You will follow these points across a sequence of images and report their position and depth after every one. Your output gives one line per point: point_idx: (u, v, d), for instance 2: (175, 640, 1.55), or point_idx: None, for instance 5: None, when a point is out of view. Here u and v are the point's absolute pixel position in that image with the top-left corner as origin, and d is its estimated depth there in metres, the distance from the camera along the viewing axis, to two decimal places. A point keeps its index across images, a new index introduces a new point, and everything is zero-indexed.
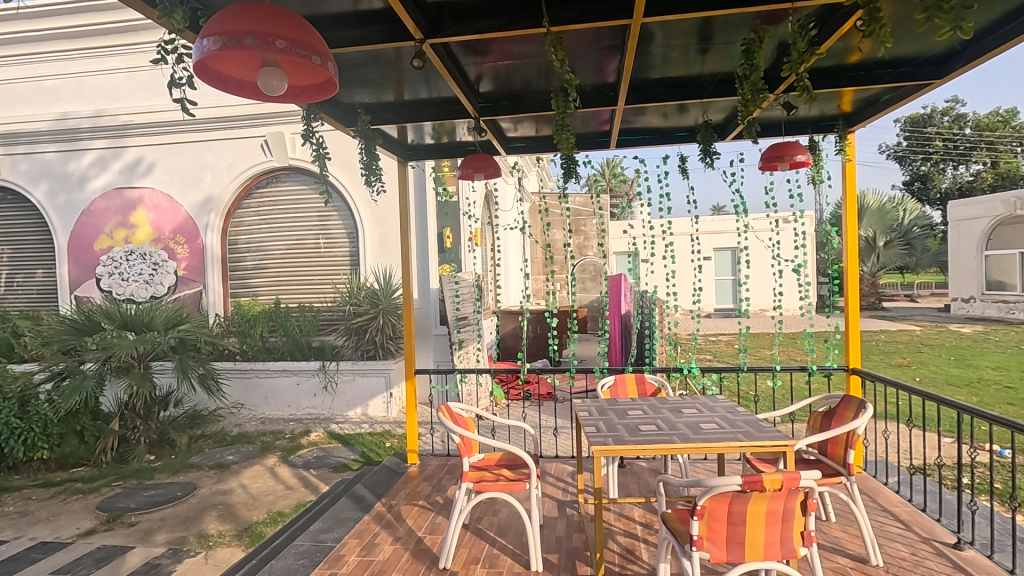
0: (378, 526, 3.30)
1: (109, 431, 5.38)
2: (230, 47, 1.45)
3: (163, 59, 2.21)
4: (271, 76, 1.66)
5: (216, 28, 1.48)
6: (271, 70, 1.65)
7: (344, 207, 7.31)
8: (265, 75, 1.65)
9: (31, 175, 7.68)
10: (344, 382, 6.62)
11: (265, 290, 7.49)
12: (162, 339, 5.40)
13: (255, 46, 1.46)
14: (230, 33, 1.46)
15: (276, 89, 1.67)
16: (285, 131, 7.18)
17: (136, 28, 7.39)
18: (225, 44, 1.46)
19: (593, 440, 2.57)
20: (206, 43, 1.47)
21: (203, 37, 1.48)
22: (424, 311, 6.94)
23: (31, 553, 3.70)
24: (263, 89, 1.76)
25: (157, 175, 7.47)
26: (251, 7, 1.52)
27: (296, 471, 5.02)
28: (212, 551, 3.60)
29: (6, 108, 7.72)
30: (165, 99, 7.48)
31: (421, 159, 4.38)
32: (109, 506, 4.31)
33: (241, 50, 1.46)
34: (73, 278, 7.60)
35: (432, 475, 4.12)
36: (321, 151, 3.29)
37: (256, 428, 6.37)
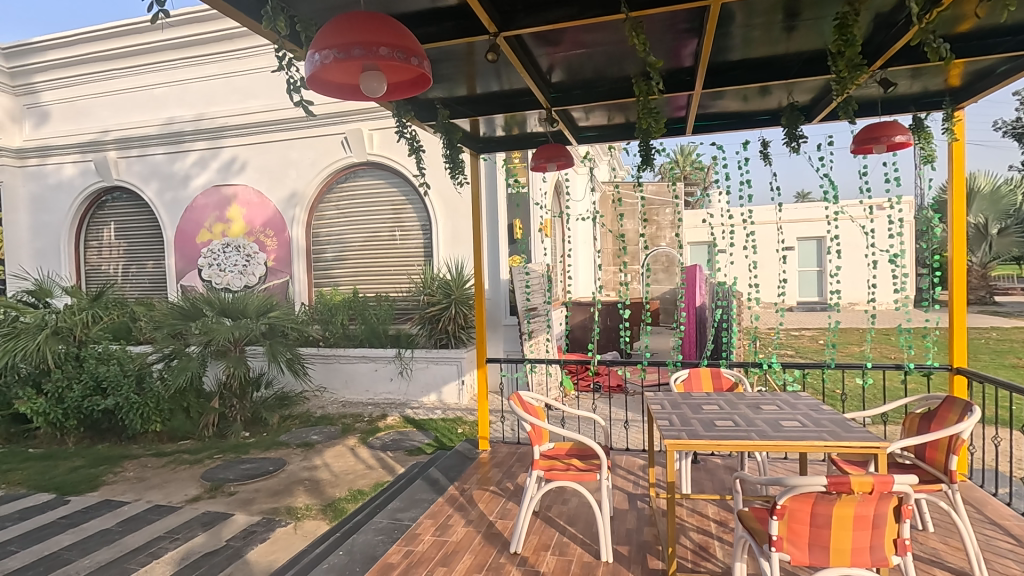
0: (452, 508, 3.42)
1: (210, 408, 5.92)
2: (340, 60, 1.62)
3: (280, 69, 2.35)
4: (372, 80, 1.80)
5: (325, 42, 1.64)
6: (371, 74, 1.79)
7: (418, 200, 7.55)
8: (366, 79, 1.79)
9: (143, 175, 8.48)
10: (418, 369, 6.86)
11: (345, 281, 7.91)
12: (255, 325, 5.85)
13: (361, 56, 1.61)
14: (338, 47, 1.62)
15: (378, 91, 1.82)
16: (363, 127, 7.46)
17: (231, 36, 7.92)
18: (335, 58, 1.63)
19: (666, 433, 2.53)
20: (318, 57, 1.64)
21: (314, 52, 1.65)
22: (495, 301, 7.06)
23: (147, 514, 4.14)
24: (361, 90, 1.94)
25: (249, 173, 8.03)
26: (351, 20, 1.67)
27: (374, 453, 5.28)
28: (301, 522, 3.88)
29: (123, 115, 8.56)
30: (256, 101, 7.99)
31: (492, 151, 4.43)
32: (211, 476, 4.74)
33: (350, 60, 1.62)
34: (179, 268, 8.34)
35: (502, 462, 4.20)
36: (414, 145, 3.40)
37: (337, 410, 6.76)
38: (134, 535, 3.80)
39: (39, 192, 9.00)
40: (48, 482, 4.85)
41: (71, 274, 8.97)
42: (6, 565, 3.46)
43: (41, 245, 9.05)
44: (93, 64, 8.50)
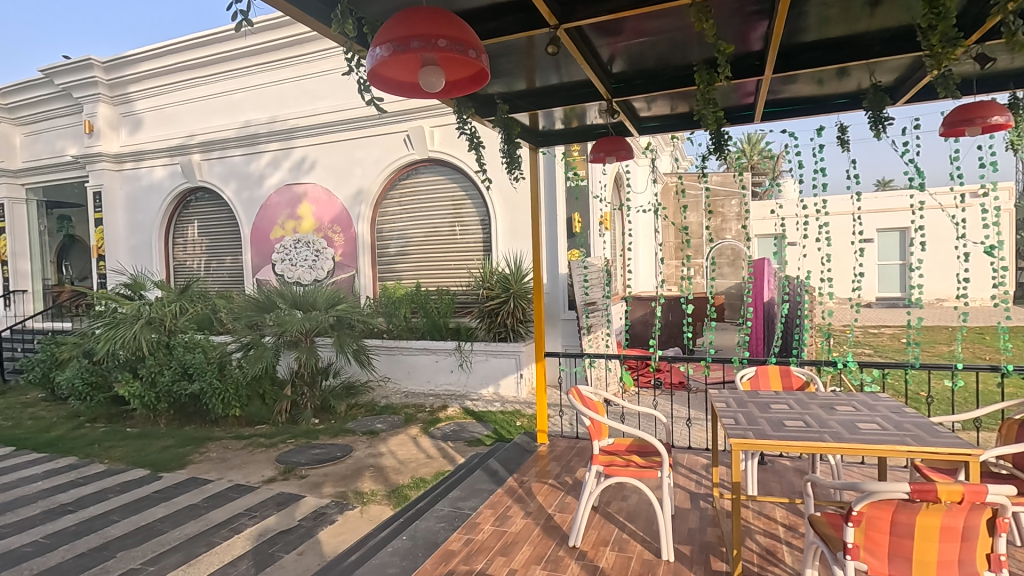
0: (511, 499, 3.46)
1: (284, 396, 6.27)
2: (398, 52, 1.66)
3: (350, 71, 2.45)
4: (430, 74, 1.83)
5: (384, 36, 1.69)
6: (430, 68, 1.83)
7: (477, 195, 7.64)
8: (425, 73, 1.83)
9: (223, 175, 9.05)
10: (477, 362, 6.97)
11: (408, 275, 8.13)
12: (324, 317, 6.14)
13: (420, 48, 1.65)
14: (397, 39, 1.66)
15: (435, 86, 1.84)
16: (425, 124, 7.63)
17: (301, 41, 8.23)
18: (394, 50, 1.67)
19: (731, 432, 2.45)
20: (378, 51, 1.69)
21: (374, 46, 1.70)
22: (554, 295, 7.05)
23: (229, 492, 4.45)
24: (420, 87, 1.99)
25: (318, 171, 8.40)
26: (412, 14, 1.72)
27: (436, 442, 5.42)
28: (367, 506, 4.05)
29: (205, 120, 9.16)
30: (324, 102, 8.32)
31: (551, 144, 4.41)
32: (285, 459, 5.03)
33: (409, 53, 1.66)
34: (255, 263, 8.86)
35: (561, 456, 4.21)
36: (475, 140, 3.45)
37: (400, 401, 6.99)
38: (218, 511, 4.09)
39: (134, 193, 9.81)
40: (143, 459, 5.30)
41: (160, 270, 9.70)
42: (109, 533, 3.82)
43: (135, 242, 9.86)
44: (179, 73, 9.13)
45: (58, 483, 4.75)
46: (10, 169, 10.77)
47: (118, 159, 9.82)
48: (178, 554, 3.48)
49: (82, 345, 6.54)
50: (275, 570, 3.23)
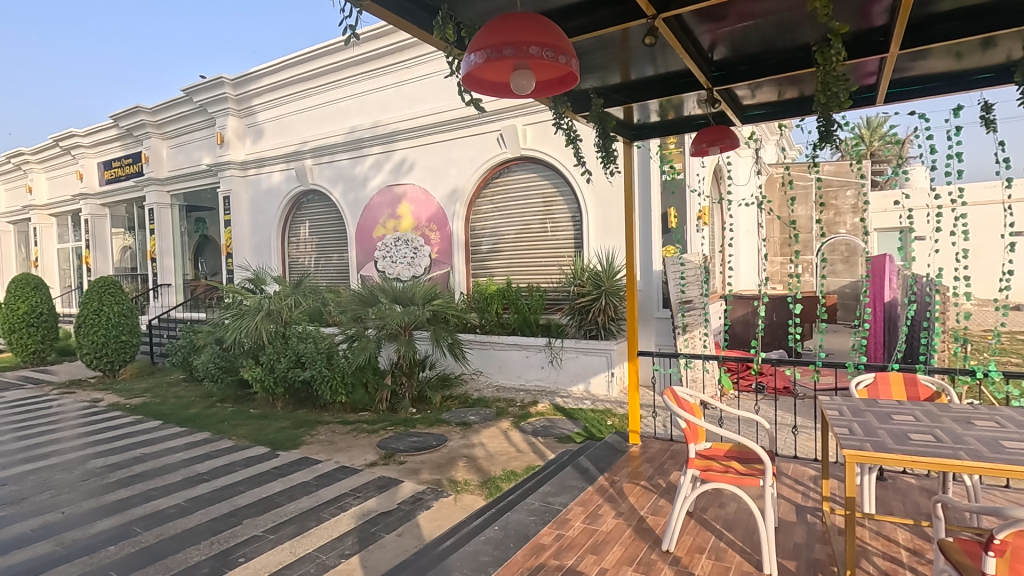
0: (602, 498, 3.43)
1: (385, 385, 6.66)
2: (491, 59, 1.72)
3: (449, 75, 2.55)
4: (521, 78, 1.87)
5: (479, 43, 1.75)
6: (521, 71, 1.87)
7: (569, 192, 7.63)
8: (516, 77, 1.86)
9: (332, 179, 9.74)
10: (568, 358, 6.97)
11: (500, 271, 8.29)
12: (421, 311, 6.43)
13: (512, 55, 1.69)
14: (491, 47, 1.72)
15: (525, 88, 1.87)
16: (518, 123, 7.72)
17: (401, 49, 8.63)
18: (488, 57, 1.73)
19: (845, 443, 2.26)
20: (473, 58, 1.76)
21: (470, 53, 1.77)
22: (647, 293, 6.87)
23: (336, 472, 4.80)
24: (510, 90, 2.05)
25: (417, 172, 8.78)
26: (506, 21, 1.76)
27: (526, 437, 5.49)
28: (460, 495, 4.20)
29: (317, 127, 9.90)
30: (422, 105, 8.67)
31: (646, 138, 4.30)
32: (385, 446, 5.34)
33: (501, 60, 1.71)
34: (359, 260, 9.44)
35: (654, 458, 4.10)
36: (569, 136, 3.45)
37: (492, 394, 7.15)
38: (327, 490, 4.43)
39: (256, 197, 10.83)
40: (264, 438, 5.85)
41: (277, 266, 10.65)
42: (237, 502, 4.27)
43: (257, 241, 10.88)
44: (294, 85, 9.94)
45: (196, 455, 5.38)
46: (159, 177, 12.29)
47: (244, 166, 10.89)
48: (293, 526, 3.81)
49: (214, 333, 7.34)
50: (376, 548, 3.45)
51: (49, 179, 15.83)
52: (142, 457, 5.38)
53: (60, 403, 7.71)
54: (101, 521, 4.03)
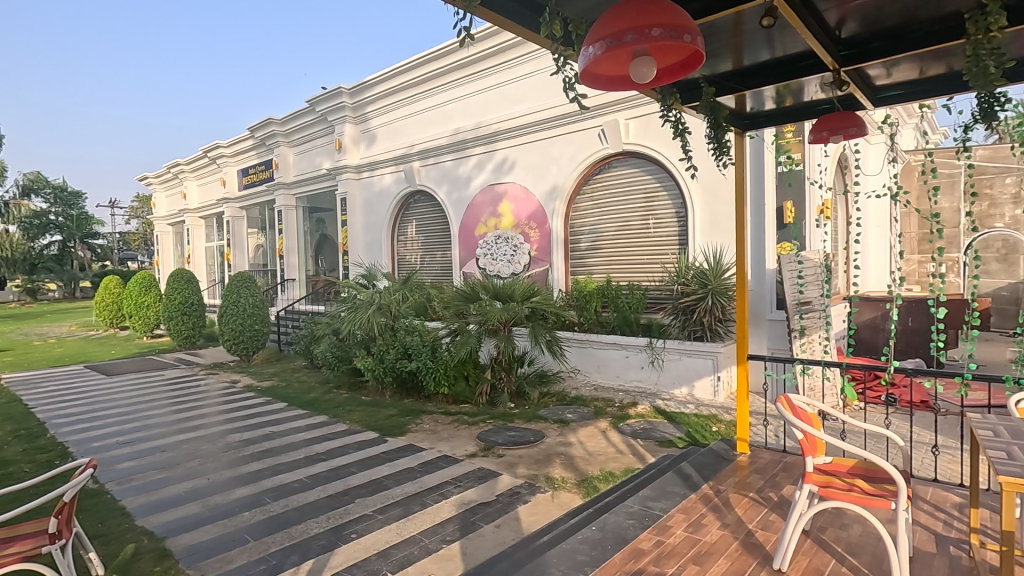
0: (706, 507, 3.27)
1: (484, 378, 6.85)
2: (611, 48, 1.70)
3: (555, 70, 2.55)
4: (642, 65, 1.82)
5: (598, 34, 1.74)
6: (642, 59, 1.82)
7: (673, 186, 7.35)
8: (637, 65, 1.82)
9: (437, 179, 10.15)
10: (670, 360, 6.72)
11: (600, 269, 8.18)
12: (520, 307, 6.53)
13: (633, 41, 1.66)
14: (611, 35, 1.71)
15: (646, 76, 1.83)
16: (620, 117, 7.56)
17: (503, 50, 8.80)
18: (607, 46, 1.71)
19: (1001, 468, 1.96)
20: (592, 49, 1.75)
21: (588, 45, 1.77)
22: (758, 292, 6.44)
23: (439, 461, 5.02)
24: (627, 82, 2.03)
25: (517, 171, 8.90)
26: (624, 8, 1.73)
27: (625, 439, 5.37)
28: (557, 492, 4.20)
29: (423, 130, 10.37)
30: (524, 104, 8.77)
31: (759, 127, 4.02)
32: (485, 438, 5.48)
33: (622, 47, 1.69)
34: (462, 257, 9.76)
35: (764, 470, 3.84)
36: (677, 128, 3.31)
37: (590, 393, 7.09)
38: (430, 477, 4.64)
39: (369, 198, 11.57)
40: (374, 424, 6.26)
41: (387, 263, 11.31)
42: (350, 481, 4.61)
43: (369, 239, 11.64)
44: (404, 91, 10.49)
45: (315, 436, 5.88)
46: (287, 182, 13.55)
47: (358, 169, 11.68)
48: (399, 509, 4.04)
49: (332, 325, 7.97)
50: (476, 537, 3.56)
51: (199, 186, 18.04)
52: (271, 435, 5.98)
53: (206, 383, 8.77)
54: (238, 489, 4.53)
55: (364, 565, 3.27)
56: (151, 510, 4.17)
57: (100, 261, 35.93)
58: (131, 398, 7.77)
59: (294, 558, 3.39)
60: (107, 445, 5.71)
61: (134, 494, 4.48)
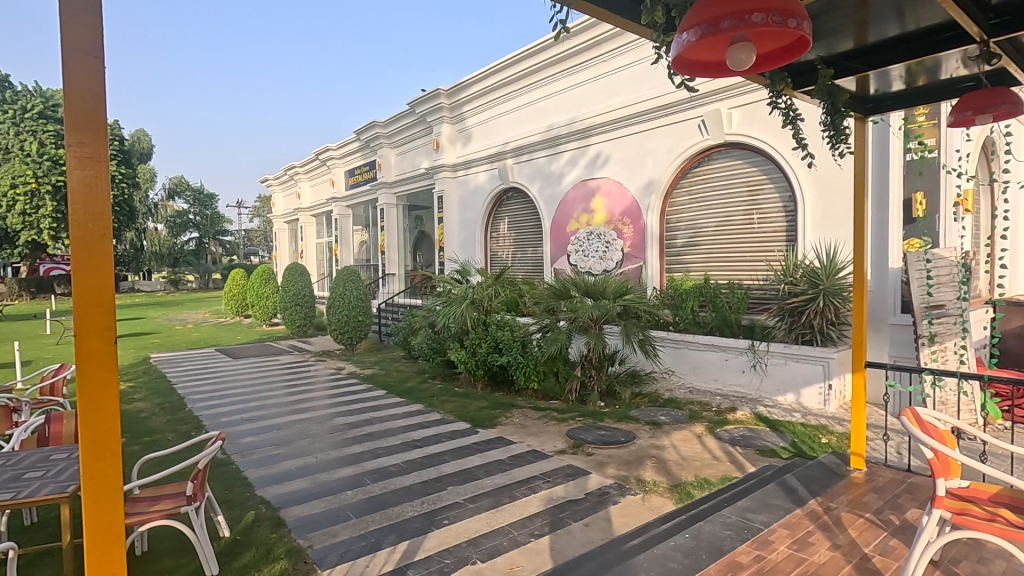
0: (813, 524, 3.03)
1: (575, 376, 6.82)
2: (708, 34, 1.61)
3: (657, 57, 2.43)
4: (740, 51, 1.71)
5: (693, 20, 1.65)
6: (741, 44, 1.71)
7: (781, 179, 6.87)
8: (734, 51, 1.71)
9: (530, 176, 10.23)
10: (774, 364, 6.29)
11: (697, 266, 7.83)
12: (612, 305, 6.42)
13: (732, 27, 1.57)
14: (707, 21, 1.62)
15: (744, 63, 1.72)
16: (723, 106, 7.18)
17: (599, 42, 8.67)
18: (703, 33, 1.63)
19: None
20: (685, 36, 1.67)
21: (681, 31, 1.68)
22: (879, 294, 5.84)
23: (529, 455, 5.06)
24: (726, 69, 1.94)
25: (611, 165, 8.73)
26: None
27: (722, 445, 5.11)
28: (648, 496, 4.09)
29: (517, 127, 10.49)
30: (619, 97, 8.58)
31: (885, 111, 3.64)
32: (574, 436, 5.46)
33: (719, 34, 1.60)
34: (553, 253, 9.76)
35: (883, 489, 3.48)
36: (789, 115, 3.08)
37: (685, 396, 6.82)
38: (519, 470, 4.69)
39: (464, 195, 11.90)
40: (466, 415, 6.45)
41: (480, 258, 11.57)
42: (443, 469, 4.78)
43: (464, 236, 11.97)
44: (499, 89, 10.66)
45: (412, 424, 6.17)
46: (388, 181, 14.27)
47: (455, 168, 12.04)
48: (489, 499, 4.13)
49: (428, 318, 8.30)
50: (564, 534, 3.55)
51: (312, 186, 19.51)
52: (372, 420, 6.36)
53: (316, 369, 9.49)
54: (342, 469, 4.86)
55: (455, 551, 3.39)
56: (268, 482, 4.59)
57: (229, 255, 40.08)
58: (253, 380, 8.59)
59: (391, 538, 3.58)
60: (233, 422, 6.36)
61: (254, 466, 4.96)
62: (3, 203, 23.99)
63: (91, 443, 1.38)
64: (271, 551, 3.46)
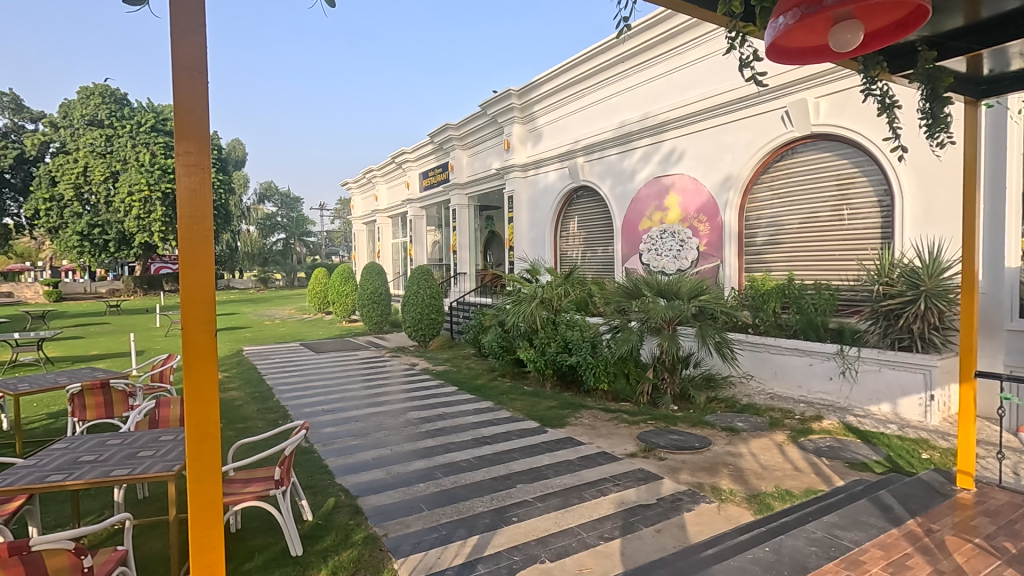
0: (912, 547, 2.78)
1: (646, 377, 6.67)
2: (809, 13, 1.65)
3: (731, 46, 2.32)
4: (846, 31, 1.70)
5: (789, 4, 1.70)
6: (846, 24, 1.70)
7: (876, 171, 6.36)
8: (840, 31, 1.71)
9: (601, 173, 10.10)
10: (866, 372, 5.84)
11: (779, 265, 7.42)
12: (686, 306, 6.22)
13: (835, 4, 1.61)
14: (807, 2, 1.66)
15: (850, 42, 1.71)
16: (809, 96, 6.74)
17: (674, 35, 8.40)
18: (802, 14, 1.67)
19: None
20: (781, 20, 1.72)
21: (777, 17, 1.73)
22: (992, 296, 5.28)
23: (598, 456, 5.01)
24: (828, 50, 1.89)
25: (686, 161, 8.44)
26: None
27: (806, 456, 4.81)
28: (724, 505, 3.92)
29: (589, 125, 10.38)
30: (695, 90, 8.27)
31: (1002, 93, 3.27)
32: (646, 439, 5.34)
33: (821, 12, 1.64)
34: (624, 253, 9.57)
35: (997, 513, 3.13)
36: (884, 102, 2.83)
37: (764, 402, 6.49)
38: (589, 471, 4.65)
39: (535, 195, 11.92)
40: (535, 413, 6.47)
41: (550, 258, 11.56)
42: (512, 466, 4.83)
43: (534, 235, 12.00)
44: (570, 87, 10.60)
45: (482, 420, 6.28)
46: (460, 182, 14.56)
47: (525, 168, 12.10)
48: (558, 499, 4.12)
49: (498, 316, 8.39)
50: (635, 539, 3.48)
51: (388, 189, 20.29)
52: (443, 416, 6.53)
53: (391, 364, 9.86)
54: (415, 462, 5.02)
55: (524, 549, 3.41)
56: (347, 471, 4.83)
57: (312, 255, 42.51)
58: (333, 374, 9.06)
59: (462, 532, 3.66)
60: (315, 412, 6.74)
61: (334, 455, 5.23)
62: (122, 209, 26.73)
63: (195, 426, 1.50)
64: (350, 536, 3.63)
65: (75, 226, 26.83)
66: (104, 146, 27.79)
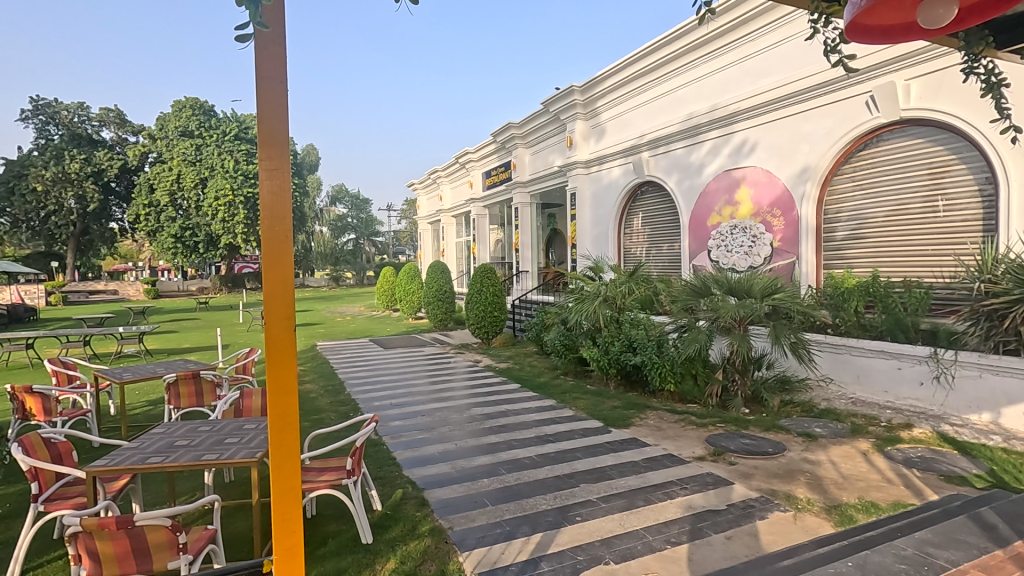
0: (1019, 570, 2.51)
1: (715, 379, 6.45)
2: None
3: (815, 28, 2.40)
4: (938, 7, 1.65)
5: None
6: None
7: (976, 158, 5.84)
8: (932, 8, 1.65)
9: (667, 168, 9.84)
10: (964, 377, 5.36)
11: (863, 262, 6.98)
12: (759, 305, 5.94)
13: None
14: None
15: (944, 18, 1.65)
16: (898, 78, 6.25)
17: (746, 21, 8.04)
18: None
19: None
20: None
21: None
22: None
23: (665, 459, 4.88)
24: (926, 25, 1.70)
25: (759, 153, 8.06)
26: None
27: (894, 466, 4.48)
28: (801, 515, 3.71)
29: (654, 119, 10.13)
30: (769, 78, 7.88)
31: None
32: (715, 442, 5.15)
33: None
34: (692, 249, 9.26)
35: None
36: (988, 82, 2.66)
37: (846, 407, 6.10)
38: (655, 474, 4.54)
39: (598, 191, 11.76)
40: (598, 413, 6.40)
41: (614, 255, 11.39)
42: (575, 466, 4.79)
43: (597, 232, 11.85)
44: (635, 80, 10.37)
45: (545, 418, 6.28)
46: (523, 180, 14.61)
47: (588, 164, 11.98)
48: (622, 501, 4.05)
49: (561, 314, 8.34)
50: (703, 545, 3.36)
51: (452, 188, 20.68)
52: (506, 412, 6.59)
53: (455, 361, 10.06)
54: (479, 457, 5.09)
55: (588, 549, 3.38)
56: (414, 464, 4.97)
57: (380, 254, 44.10)
58: (401, 369, 9.36)
59: (525, 529, 3.68)
60: (384, 406, 6.98)
61: (402, 448, 5.40)
62: (210, 213, 28.81)
63: (277, 416, 1.59)
64: (417, 527, 3.74)
65: (170, 229, 29.20)
66: (194, 154, 30.05)
